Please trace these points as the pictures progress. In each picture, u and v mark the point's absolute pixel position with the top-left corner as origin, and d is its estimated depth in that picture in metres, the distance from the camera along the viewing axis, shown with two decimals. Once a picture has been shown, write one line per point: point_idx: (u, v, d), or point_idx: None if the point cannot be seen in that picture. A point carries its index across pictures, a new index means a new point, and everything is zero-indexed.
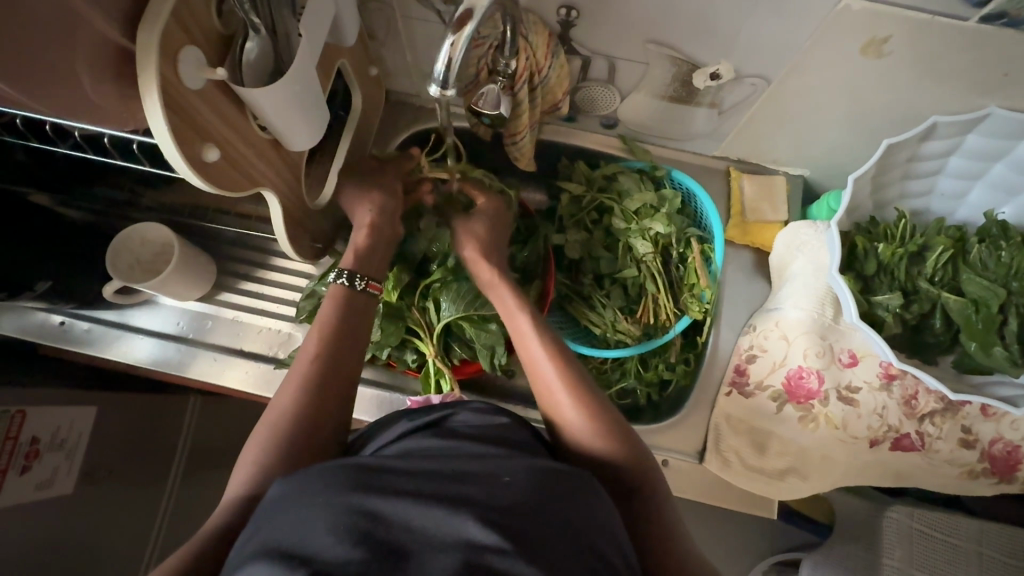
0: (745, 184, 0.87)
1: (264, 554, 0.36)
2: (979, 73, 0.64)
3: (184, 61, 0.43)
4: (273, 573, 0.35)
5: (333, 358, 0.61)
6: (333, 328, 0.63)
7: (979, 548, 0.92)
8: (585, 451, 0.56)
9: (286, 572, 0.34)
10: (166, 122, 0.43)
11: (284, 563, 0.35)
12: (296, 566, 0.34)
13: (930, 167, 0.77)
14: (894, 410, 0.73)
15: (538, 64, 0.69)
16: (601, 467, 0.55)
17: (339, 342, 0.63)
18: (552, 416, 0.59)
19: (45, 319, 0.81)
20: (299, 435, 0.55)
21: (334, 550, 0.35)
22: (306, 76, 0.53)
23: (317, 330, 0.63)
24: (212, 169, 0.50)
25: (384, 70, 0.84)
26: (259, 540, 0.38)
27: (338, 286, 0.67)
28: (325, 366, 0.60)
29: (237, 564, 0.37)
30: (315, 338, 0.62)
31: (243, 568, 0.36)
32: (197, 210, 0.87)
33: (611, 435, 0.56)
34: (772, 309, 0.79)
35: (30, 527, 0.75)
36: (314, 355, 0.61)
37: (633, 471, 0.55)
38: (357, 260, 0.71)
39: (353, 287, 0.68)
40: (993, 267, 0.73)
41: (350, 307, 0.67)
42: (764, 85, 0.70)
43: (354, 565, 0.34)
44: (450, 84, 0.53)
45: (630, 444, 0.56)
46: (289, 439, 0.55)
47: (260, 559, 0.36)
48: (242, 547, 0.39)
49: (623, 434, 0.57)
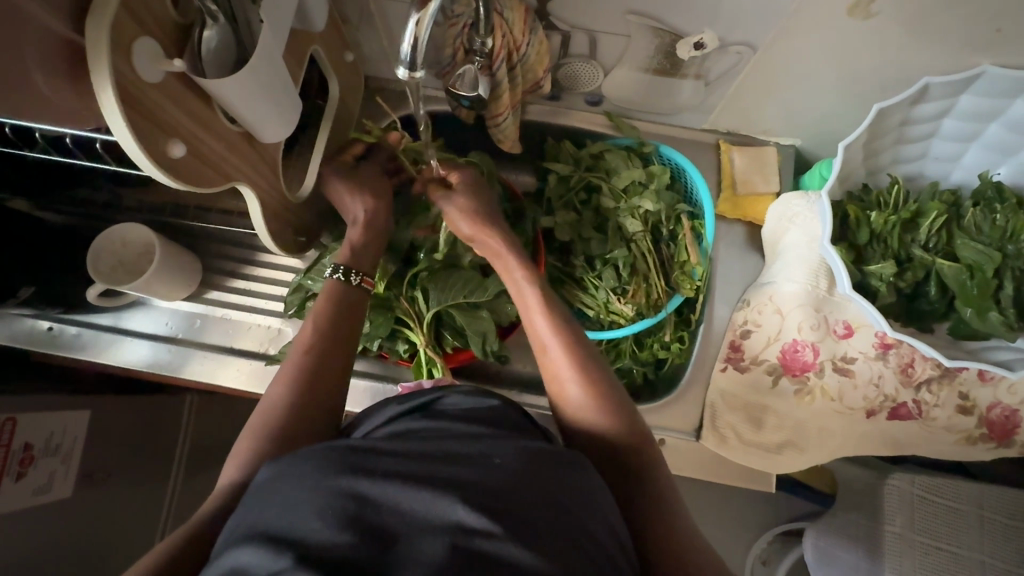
0: (735, 156, 0.85)
1: (251, 539, 0.36)
2: (972, 29, 0.62)
3: (139, 53, 0.42)
4: (259, 558, 0.34)
5: (326, 350, 0.61)
6: (329, 320, 0.63)
7: (979, 511, 0.93)
8: (583, 424, 0.57)
9: (272, 556, 0.34)
10: (125, 118, 0.42)
11: (272, 547, 0.34)
12: (283, 550, 0.34)
13: (923, 131, 0.75)
14: (890, 379, 0.73)
15: (516, 41, 0.67)
16: (600, 441, 0.56)
17: (336, 335, 0.62)
18: (554, 392, 0.59)
19: (33, 325, 0.79)
20: (291, 425, 0.55)
21: (322, 534, 0.35)
22: (271, 64, 0.51)
23: (314, 323, 0.63)
24: (179, 165, 0.48)
25: (360, 55, 0.82)
26: (246, 524, 0.38)
27: (334, 282, 0.67)
28: (318, 359, 0.60)
29: (224, 549, 0.37)
30: (312, 329, 0.62)
31: (230, 554, 0.36)
32: (179, 209, 0.86)
33: (612, 412, 0.56)
34: (766, 283, 0.78)
35: (28, 534, 0.75)
36: (309, 348, 0.60)
37: (631, 445, 0.56)
38: (352, 255, 0.70)
39: (348, 283, 0.67)
40: (988, 231, 0.71)
41: (345, 302, 0.66)
42: (751, 52, 0.68)
43: (343, 549, 0.34)
44: (418, 66, 0.51)
45: (628, 418, 0.57)
46: (279, 429, 0.55)
47: (247, 543, 0.35)
48: (229, 533, 0.38)
49: (621, 409, 0.57)
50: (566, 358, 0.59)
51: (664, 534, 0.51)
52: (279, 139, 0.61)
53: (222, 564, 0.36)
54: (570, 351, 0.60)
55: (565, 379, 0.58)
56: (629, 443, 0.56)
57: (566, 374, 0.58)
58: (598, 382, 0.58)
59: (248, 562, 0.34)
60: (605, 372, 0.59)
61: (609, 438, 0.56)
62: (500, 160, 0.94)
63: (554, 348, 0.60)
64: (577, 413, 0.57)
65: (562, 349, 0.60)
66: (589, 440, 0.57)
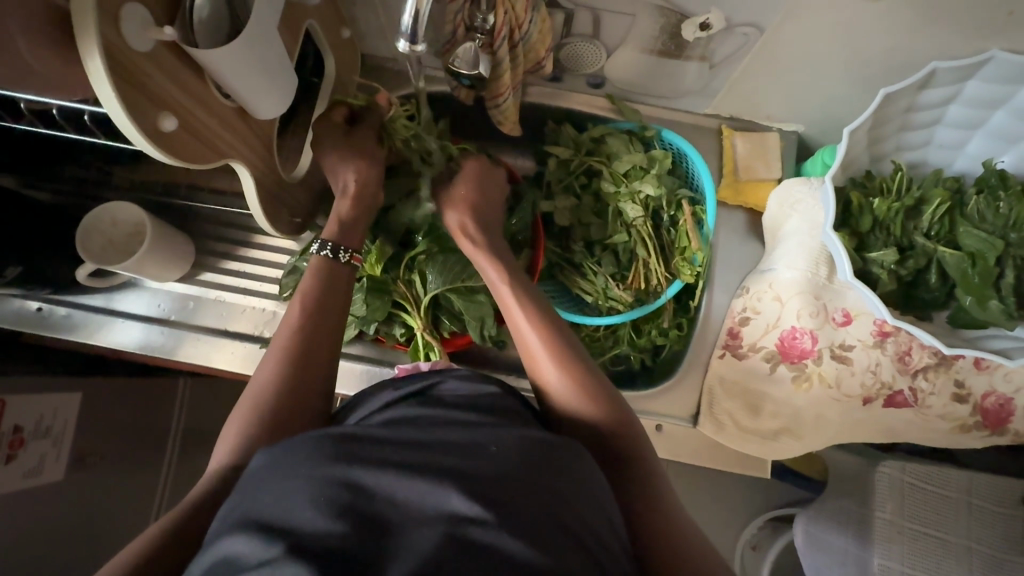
0: (737, 142, 0.84)
1: (243, 526, 0.35)
2: (984, 12, 0.61)
3: (128, 20, 0.40)
4: (252, 546, 0.34)
5: (309, 328, 0.60)
6: (313, 301, 0.62)
7: (968, 498, 0.94)
8: (569, 416, 0.57)
9: (265, 545, 0.34)
10: (114, 88, 0.40)
11: (266, 535, 0.34)
12: (275, 539, 0.34)
13: (927, 118, 0.74)
14: (887, 367, 0.73)
15: (518, 19, 0.64)
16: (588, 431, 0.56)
17: (319, 315, 0.61)
18: (537, 380, 0.59)
19: (19, 307, 0.78)
20: (283, 402, 0.55)
21: (314, 522, 0.34)
22: (265, 36, 0.49)
23: (300, 304, 0.61)
24: (172, 140, 0.47)
25: (357, 31, 0.79)
26: (241, 509, 0.37)
27: (320, 258, 0.66)
28: (306, 336, 0.59)
29: (217, 536, 0.37)
30: (299, 308, 0.61)
31: (224, 540, 0.36)
32: (172, 188, 0.84)
33: (597, 400, 0.56)
34: (765, 270, 0.78)
35: (20, 515, 0.75)
36: (295, 326, 0.60)
37: (614, 428, 0.55)
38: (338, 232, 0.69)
39: (338, 260, 0.66)
40: (991, 219, 0.70)
41: (332, 279, 0.65)
42: (757, 34, 0.67)
43: (336, 538, 0.33)
44: (420, 39, 0.50)
45: (612, 404, 0.57)
46: (272, 407, 0.55)
47: (241, 531, 0.35)
48: (223, 518, 0.38)
49: (606, 397, 0.57)
50: (546, 347, 0.59)
51: (644, 510, 0.53)
52: (274, 116, 0.59)
53: (217, 551, 0.35)
54: (549, 340, 0.60)
55: (542, 364, 0.59)
56: (613, 427, 0.56)
57: (547, 365, 0.58)
58: (580, 374, 0.57)
59: (240, 550, 0.34)
60: (586, 362, 0.59)
61: (593, 426, 0.56)
62: (499, 142, 0.92)
63: (537, 340, 0.60)
64: (564, 403, 0.57)
65: (542, 342, 0.60)
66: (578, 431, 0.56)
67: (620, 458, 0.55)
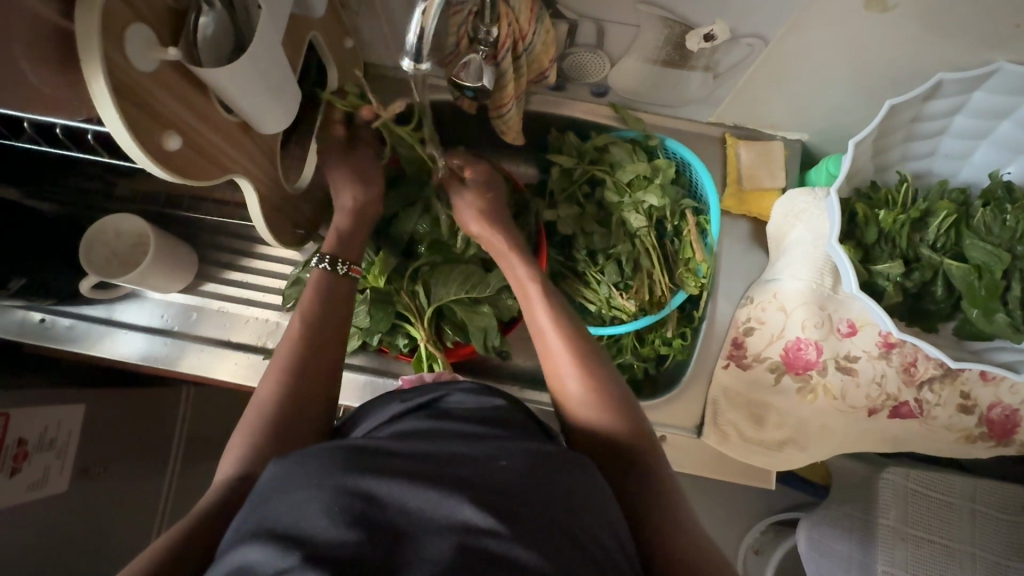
0: (742, 150, 0.84)
1: (258, 536, 0.35)
2: (991, 24, 0.60)
3: (131, 42, 0.40)
4: (267, 555, 0.33)
5: (314, 337, 0.60)
6: (317, 311, 0.62)
7: (973, 505, 0.94)
8: (589, 425, 0.57)
9: (279, 554, 0.33)
10: (117, 109, 0.40)
11: (279, 545, 0.34)
12: (290, 547, 0.33)
13: (933, 128, 0.74)
14: (892, 378, 0.73)
15: (522, 30, 0.64)
16: (607, 441, 0.56)
17: (322, 324, 0.61)
18: (554, 385, 0.60)
19: (25, 317, 0.78)
20: (286, 412, 0.55)
21: (328, 530, 0.34)
22: (270, 54, 0.49)
23: (304, 313, 0.62)
24: (175, 158, 0.47)
25: (359, 42, 0.79)
26: (253, 519, 0.37)
27: (319, 270, 0.66)
28: (312, 348, 0.59)
29: (231, 546, 0.36)
30: (303, 318, 0.61)
31: (237, 550, 0.35)
32: (174, 199, 0.84)
33: (618, 411, 0.57)
34: (770, 280, 0.78)
35: (24, 529, 0.75)
36: (298, 336, 0.60)
37: (627, 440, 0.56)
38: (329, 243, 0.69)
39: (336, 273, 0.66)
40: (998, 231, 0.70)
41: (328, 288, 0.65)
42: (762, 46, 0.66)
43: (349, 547, 0.33)
44: (424, 57, 0.49)
45: (632, 416, 0.57)
46: (276, 418, 0.55)
47: (254, 542, 0.35)
48: (235, 529, 0.38)
49: (626, 408, 0.57)
50: (570, 351, 0.60)
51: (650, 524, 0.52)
52: (277, 130, 0.59)
53: (230, 561, 0.35)
54: (574, 345, 0.60)
55: (567, 370, 0.59)
56: (626, 438, 0.56)
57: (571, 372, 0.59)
58: (605, 384, 0.58)
59: (255, 559, 0.34)
60: (609, 371, 0.60)
61: (612, 437, 0.56)
62: (501, 151, 0.92)
63: (559, 347, 0.60)
64: (583, 410, 0.57)
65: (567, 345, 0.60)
66: (596, 440, 0.57)
67: (631, 472, 0.55)
